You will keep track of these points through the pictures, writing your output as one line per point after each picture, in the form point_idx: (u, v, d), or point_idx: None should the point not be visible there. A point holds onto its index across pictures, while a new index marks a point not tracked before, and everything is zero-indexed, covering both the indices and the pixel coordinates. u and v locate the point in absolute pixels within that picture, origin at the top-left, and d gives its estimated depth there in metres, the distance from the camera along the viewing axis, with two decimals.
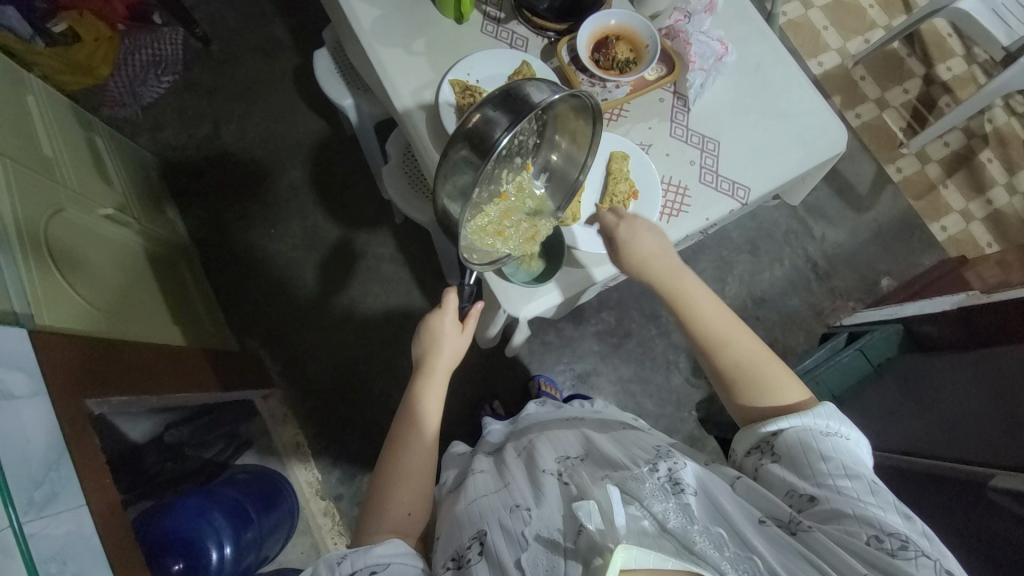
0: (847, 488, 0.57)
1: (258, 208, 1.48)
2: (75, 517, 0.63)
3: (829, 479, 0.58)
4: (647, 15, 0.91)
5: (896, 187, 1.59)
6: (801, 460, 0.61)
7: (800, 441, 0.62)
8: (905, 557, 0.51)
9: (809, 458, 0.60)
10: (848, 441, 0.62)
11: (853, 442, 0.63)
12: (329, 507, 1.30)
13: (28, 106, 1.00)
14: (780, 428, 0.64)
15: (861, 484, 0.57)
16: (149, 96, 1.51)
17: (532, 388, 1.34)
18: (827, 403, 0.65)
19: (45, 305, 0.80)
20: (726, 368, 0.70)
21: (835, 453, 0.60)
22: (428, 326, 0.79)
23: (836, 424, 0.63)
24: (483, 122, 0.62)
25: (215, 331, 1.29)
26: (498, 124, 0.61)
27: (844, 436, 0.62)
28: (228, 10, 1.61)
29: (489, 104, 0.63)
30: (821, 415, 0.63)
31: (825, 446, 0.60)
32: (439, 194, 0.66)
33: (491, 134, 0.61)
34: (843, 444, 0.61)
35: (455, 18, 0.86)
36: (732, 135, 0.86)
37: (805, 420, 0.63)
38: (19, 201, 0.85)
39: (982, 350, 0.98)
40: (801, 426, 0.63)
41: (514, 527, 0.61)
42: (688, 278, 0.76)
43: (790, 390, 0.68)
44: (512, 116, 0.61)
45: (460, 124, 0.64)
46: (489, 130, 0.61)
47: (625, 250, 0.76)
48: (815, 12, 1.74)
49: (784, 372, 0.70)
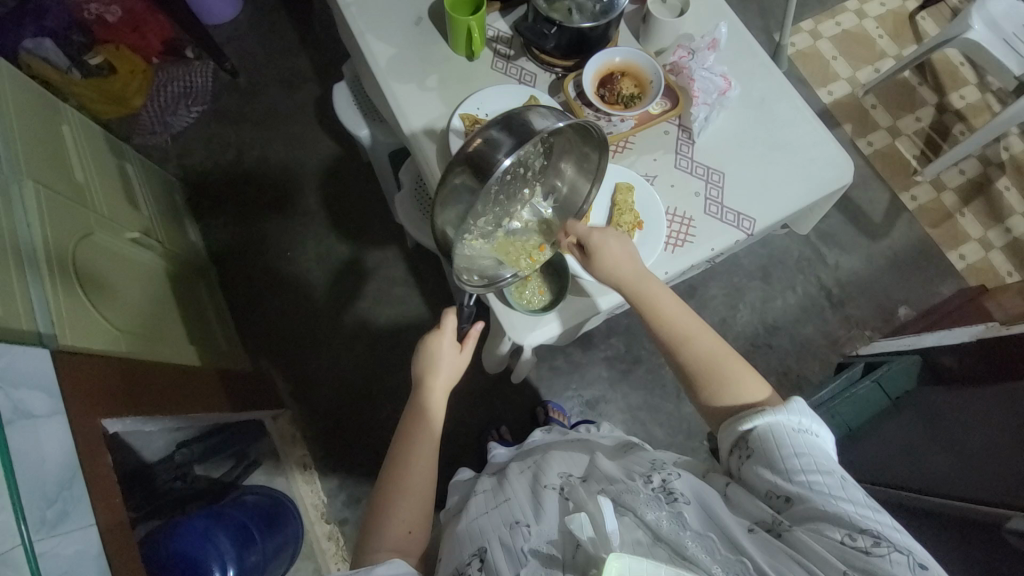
0: (820, 484, 0.55)
1: (276, 229, 1.53)
2: (85, 536, 0.64)
3: (801, 476, 0.56)
4: (653, 52, 0.94)
5: (911, 215, 1.58)
6: (775, 456, 0.58)
7: (771, 439, 0.59)
8: (878, 554, 0.50)
9: (782, 454, 0.58)
10: (818, 439, 0.60)
11: (823, 439, 0.60)
12: (333, 532, 1.30)
13: (63, 135, 1.07)
14: (754, 425, 0.61)
15: (833, 480, 0.55)
16: (180, 125, 1.59)
17: (540, 414, 1.33)
18: (798, 397, 0.61)
19: (70, 325, 0.83)
20: (694, 361, 0.70)
21: (807, 449, 0.58)
22: (428, 346, 0.80)
23: (807, 421, 0.60)
24: (485, 145, 0.63)
25: (229, 350, 1.32)
26: (501, 147, 0.62)
27: (814, 433, 0.60)
28: (255, 45, 1.70)
29: (492, 127, 0.64)
30: (793, 412, 0.60)
31: (798, 443, 0.58)
32: (437, 219, 0.66)
33: (494, 155, 0.62)
34: (813, 442, 0.59)
35: (467, 55, 0.90)
36: (737, 167, 0.87)
37: (778, 417, 0.60)
38: (51, 225, 0.90)
39: (1003, 385, 0.95)
40: (771, 423, 0.60)
41: (514, 543, 0.61)
42: (655, 282, 0.76)
43: (753, 382, 0.67)
44: (516, 139, 0.63)
45: (461, 146, 0.65)
46: (491, 152, 0.62)
47: (594, 256, 0.75)
48: (824, 42, 1.76)
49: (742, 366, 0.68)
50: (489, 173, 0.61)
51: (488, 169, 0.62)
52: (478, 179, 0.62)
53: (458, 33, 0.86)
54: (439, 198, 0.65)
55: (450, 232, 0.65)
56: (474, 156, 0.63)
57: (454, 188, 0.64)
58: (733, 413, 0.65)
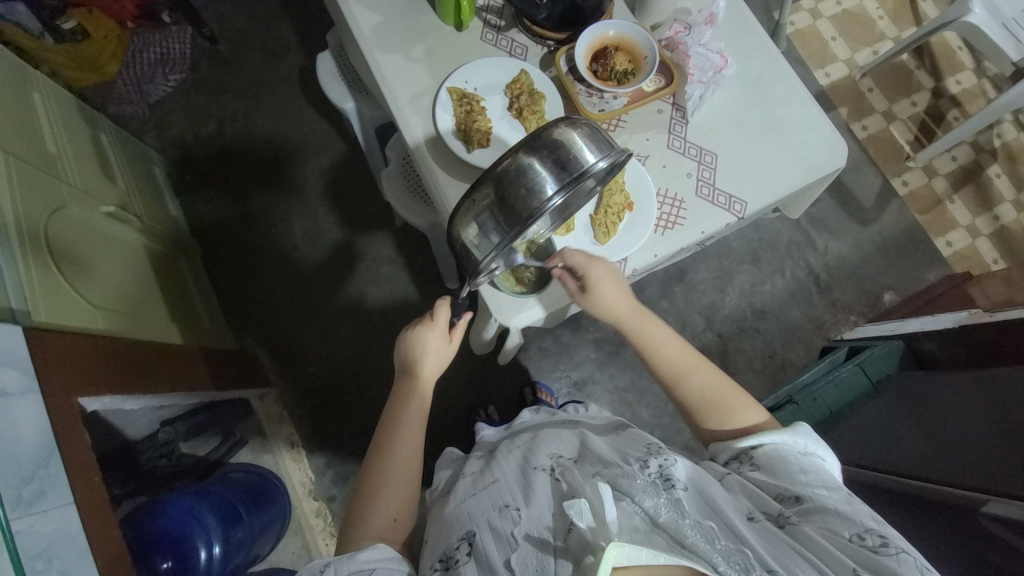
0: (829, 494, 0.59)
1: (261, 205, 1.49)
2: (63, 515, 0.63)
3: (809, 488, 0.60)
4: (648, 26, 0.91)
5: (901, 201, 1.58)
6: (782, 469, 0.62)
7: (780, 456, 0.63)
8: (886, 552, 0.52)
9: (790, 469, 0.62)
10: (824, 463, 0.64)
11: (827, 463, 0.65)
12: (321, 508, 1.31)
13: (33, 102, 1.02)
14: (759, 443, 0.65)
15: (837, 496, 0.59)
16: (156, 94, 1.53)
17: (528, 395, 1.34)
18: (805, 423, 0.66)
19: (44, 302, 0.81)
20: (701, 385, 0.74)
21: (814, 468, 0.62)
22: (413, 336, 0.79)
23: (812, 445, 0.64)
24: (522, 171, 0.61)
25: (214, 330, 1.30)
26: (543, 181, 0.61)
27: (820, 457, 0.64)
28: (236, 10, 1.62)
29: (532, 150, 0.61)
30: (802, 435, 0.65)
31: (804, 461, 0.62)
32: (459, 223, 0.64)
33: (534, 188, 0.61)
34: (822, 465, 0.63)
35: (455, 25, 0.86)
36: (730, 149, 0.85)
37: (784, 439, 0.64)
38: (21, 198, 0.86)
39: (983, 371, 0.97)
40: (781, 444, 0.64)
41: (503, 527, 0.61)
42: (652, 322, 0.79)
43: (752, 410, 0.72)
44: (564, 177, 0.61)
45: (495, 164, 0.62)
46: (532, 185, 0.61)
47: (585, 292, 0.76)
48: (823, 22, 1.73)
49: (747, 396, 0.73)
50: (530, 213, 0.60)
51: (528, 205, 0.60)
52: (511, 208, 0.61)
53: (446, 1, 0.82)
54: (465, 206, 0.63)
55: (475, 249, 0.64)
56: (508, 180, 0.61)
57: (481, 206, 0.62)
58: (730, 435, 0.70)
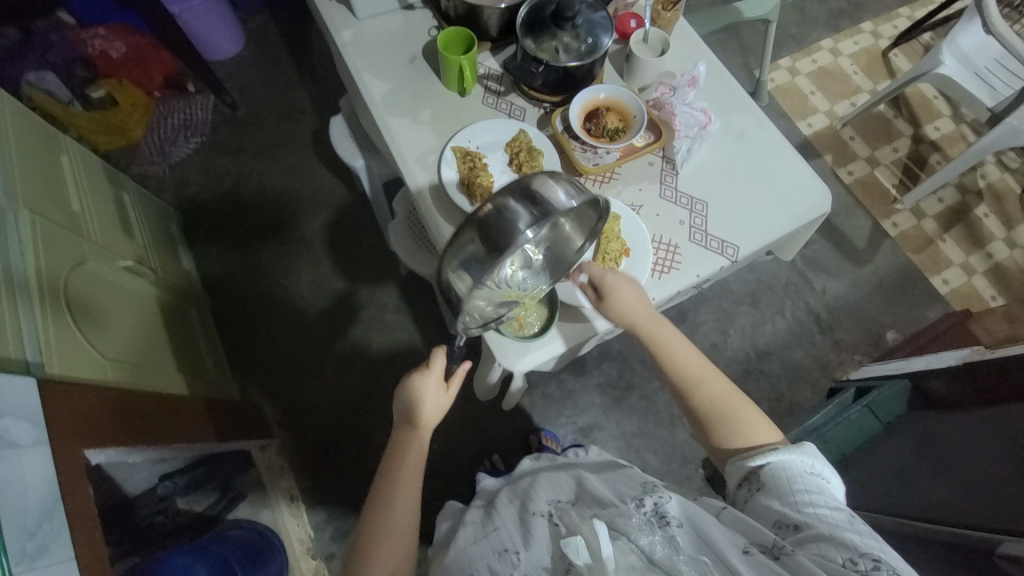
0: (827, 516, 0.57)
1: (271, 257, 1.54)
2: (63, 571, 0.62)
3: (810, 508, 0.58)
4: (636, 88, 0.99)
5: (893, 242, 1.62)
6: (785, 489, 0.61)
7: (784, 475, 0.62)
8: None
9: (792, 488, 0.61)
10: (829, 485, 0.63)
11: (833, 485, 0.63)
12: (319, 568, 1.26)
13: (63, 165, 1.09)
14: (766, 461, 0.65)
15: (841, 515, 0.57)
16: (177, 155, 1.62)
17: (533, 442, 1.32)
18: (811, 442, 0.65)
19: (57, 354, 0.83)
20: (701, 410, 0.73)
21: (818, 488, 0.61)
22: (411, 383, 0.79)
23: (819, 466, 0.64)
24: (501, 211, 0.63)
25: (219, 380, 1.31)
26: (519, 218, 0.62)
27: (825, 478, 0.63)
28: (255, 79, 1.75)
29: (510, 194, 0.64)
30: (807, 454, 0.64)
31: (808, 482, 0.61)
32: (445, 268, 0.67)
33: (512, 225, 0.62)
34: (824, 486, 0.62)
35: (459, 90, 0.94)
36: (720, 197, 0.90)
37: (791, 456, 0.64)
38: (45, 254, 0.91)
39: (991, 408, 0.96)
40: (786, 460, 0.64)
41: (502, 572, 0.62)
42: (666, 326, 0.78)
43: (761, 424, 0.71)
44: (537, 211, 0.63)
45: (475, 208, 0.65)
46: (509, 221, 0.62)
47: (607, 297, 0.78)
48: (802, 78, 1.85)
49: (753, 409, 0.72)
50: (506, 247, 0.61)
51: (505, 241, 0.62)
52: (491, 245, 0.62)
53: (450, 70, 0.90)
54: (450, 252, 0.65)
55: (459, 288, 0.66)
56: (488, 221, 0.63)
57: (464, 247, 0.64)
58: (742, 452, 0.69)
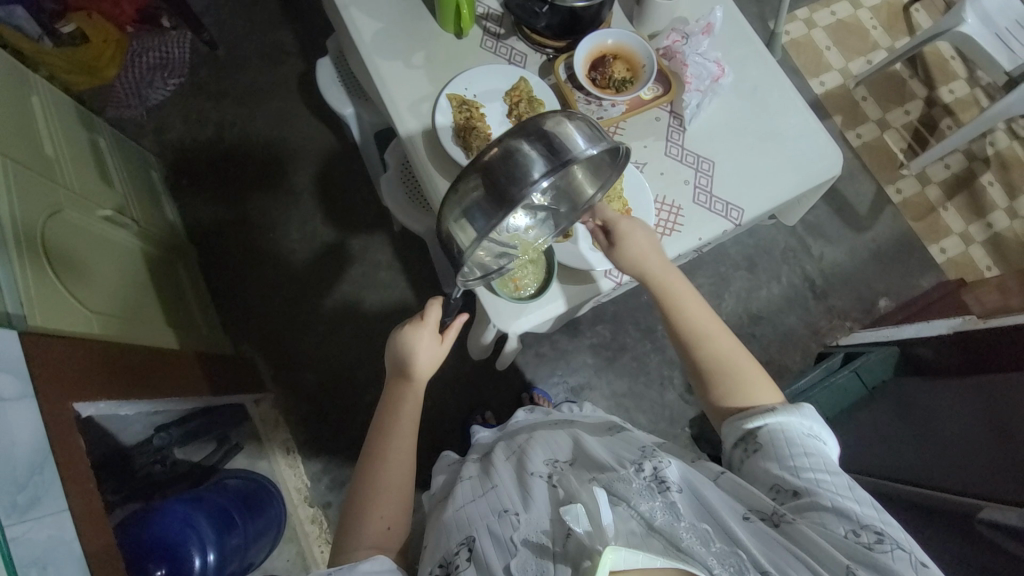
0: (827, 482, 0.59)
1: (260, 209, 1.49)
2: (58, 521, 0.62)
3: (809, 473, 0.60)
4: (646, 35, 0.92)
5: (895, 209, 1.59)
6: (783, 453, 0.62)
7: (781, 438, 0.63)
8: (881, 550, 0.53)
9: (791, 453, 0.62)
10: (825, 445, 0.64)
11: (829, 445, 0.65)
12: (316, 515, 1.30)
13: (31, 104, 1.02)
14: (765, 423, 0.65)
15: (839, 481, 0.59)
16: (155, 97, 1.53)
17: (525, 399, 1.34)
18: (809, 403, 0.66)
19: (39, 307, 0.80)
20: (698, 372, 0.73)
21: (815, 452, 0.62)
22: (404, 336, 0.77)
23: (815, 425, 0.64)
24: (510, 155, 0.59)
25: (210, 335, 1.29)
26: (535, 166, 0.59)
27: (823, 440, 0.64)
28: (235, 15, 1.63)
29: (525, 138, 0.60)
30: (805, 416, 0.64)
31: (806, 444, 0.62)
32: (445, 216, 0.62)
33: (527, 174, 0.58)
34: (822, 447, 0.63)
35: (455, 32, 0.87)
36: (728, 157, 0.86)
37: (790, 418, 0.64)
38: (20, 202, 0.86)
39: (979, 376, 0.98)
40: (782, 423, 0.64)
41: (502, 533, 0.61)
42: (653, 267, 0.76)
43: (763, 389, 0.71)
44: (550, 157, 0.59)
45: (479, 155, 0.61)
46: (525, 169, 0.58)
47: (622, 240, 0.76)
48: (818, 31, 1.75)
49: (748, 361, 0.73)
50: (515, 196, 0.57)
51: (513, 190, 0.57)
52: (498, 198, 0.58)
53: (446, 9, 0.83)
54: (450, 199, 0.62)
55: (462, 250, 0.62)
56: (488, 165, 0.59)
57: (469, 193, 0.60)
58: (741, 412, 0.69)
